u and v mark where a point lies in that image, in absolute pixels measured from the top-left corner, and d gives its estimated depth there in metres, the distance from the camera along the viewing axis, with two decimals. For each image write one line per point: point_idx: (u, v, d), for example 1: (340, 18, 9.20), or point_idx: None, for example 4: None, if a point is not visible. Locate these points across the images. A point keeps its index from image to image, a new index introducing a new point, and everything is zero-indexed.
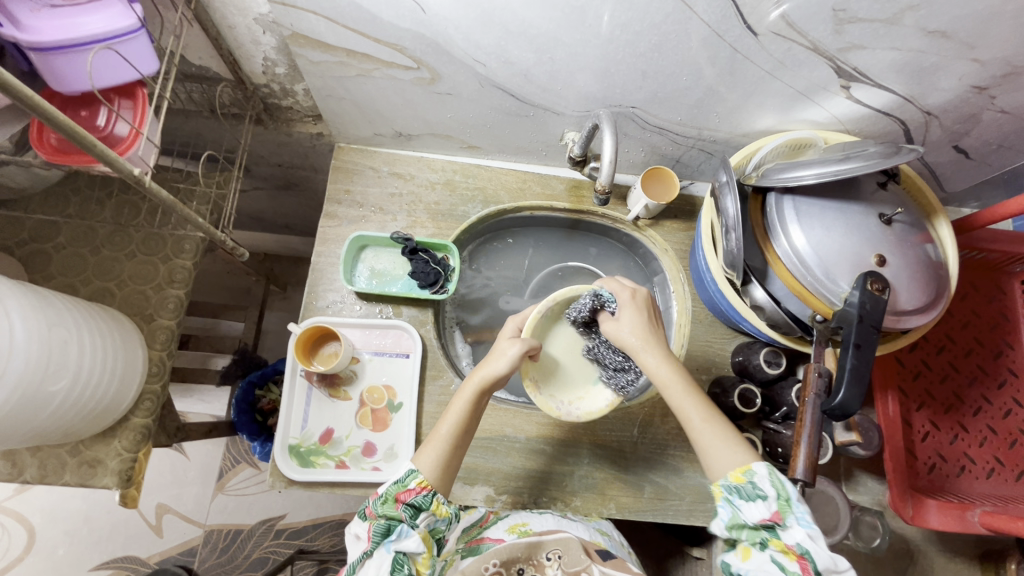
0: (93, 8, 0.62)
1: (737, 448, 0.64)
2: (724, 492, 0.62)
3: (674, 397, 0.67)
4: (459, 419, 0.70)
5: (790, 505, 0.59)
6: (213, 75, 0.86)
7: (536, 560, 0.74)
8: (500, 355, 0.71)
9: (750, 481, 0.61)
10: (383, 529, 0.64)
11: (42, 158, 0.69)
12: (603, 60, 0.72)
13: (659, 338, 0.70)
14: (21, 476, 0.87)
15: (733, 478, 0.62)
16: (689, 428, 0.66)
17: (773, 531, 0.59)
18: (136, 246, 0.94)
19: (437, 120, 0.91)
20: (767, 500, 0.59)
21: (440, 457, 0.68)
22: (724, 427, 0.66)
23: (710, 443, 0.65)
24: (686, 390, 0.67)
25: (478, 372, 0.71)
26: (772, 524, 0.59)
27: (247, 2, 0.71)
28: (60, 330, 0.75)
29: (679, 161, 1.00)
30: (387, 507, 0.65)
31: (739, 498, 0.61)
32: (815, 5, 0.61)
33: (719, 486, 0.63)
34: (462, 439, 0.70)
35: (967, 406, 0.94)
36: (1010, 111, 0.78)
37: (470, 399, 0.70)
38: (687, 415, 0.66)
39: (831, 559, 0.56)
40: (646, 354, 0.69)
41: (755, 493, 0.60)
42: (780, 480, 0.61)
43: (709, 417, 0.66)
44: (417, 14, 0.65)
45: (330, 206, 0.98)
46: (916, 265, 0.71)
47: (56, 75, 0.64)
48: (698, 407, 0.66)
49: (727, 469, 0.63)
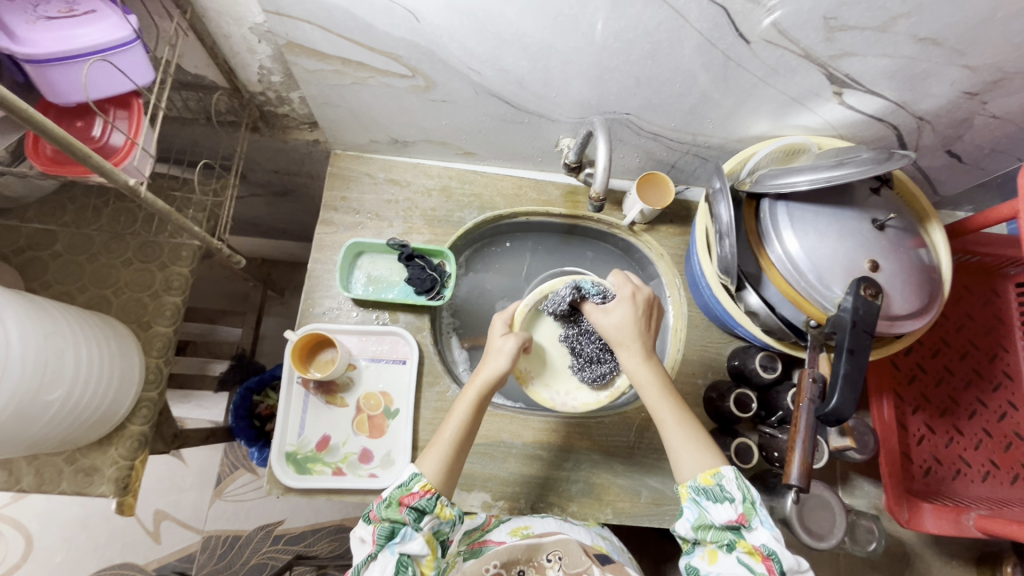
0: (88, 20, 0.62)
1: (706, 453, 0.66)
2: (691, 493, 0.64)
3: (650, 397, 0.70)
4: (461, 422, 0.71)
5: (756, 508, 0.62)
6: (209, 83, 0.87)
7: (537, 563, 0.70)
8: (500, 351, 0.74)
9: (718, 483, 0.63)
10: (388, 532, 0.63)
11: (38, 168, 0.69)
12: (597, 68, 0.72)
13: (645, 340, 0.73)
14: (18, 485, 0.87)
15: (702, 479, 0.64)
16: (661, 428, 0.69)
17: (739, 533, 0.62)
18: (133, 254, 0.94)
19: (432, 127, 0.91)
20: (734, 503, 0.62)
21: (444, 461, 0.69)
22: (695, 431, 0.68)
23: (679, 444, 0.67)
24: (662, 392, 0.70)
25: (480, 374, 0.73)
26: (738, 525, 0.62)
27: (242, 12, 0.71)
28: (56, 339, 0.75)
29: (674, 167, 1.00)
30: (391, 510, 0.64)
31: (707, 500, 0.63)
32: (806, 13, 0.61)
33: (687, 486, 0.65)
34: (465, 442, 0.71)
35: (963, 409, 0.94)
36: (1002, 116, 0.79)
37: (469, 406, 0.72)
38: (661, 415, 0.69)
39: (794, 559, 0.59)
40: (630, 353, 0.72)
41: (723, 495, 0.62)
42: (745, 484, 0.64)
43: (683, 420, 0.69)
44: (411, 23, 0.65)
45: (326, 212, 0.98)
46: (910, 269, 0.71)
47: (51, 86, 0.64)
48: (673, 409, 0.69)
49: (696, 470, 0.65)
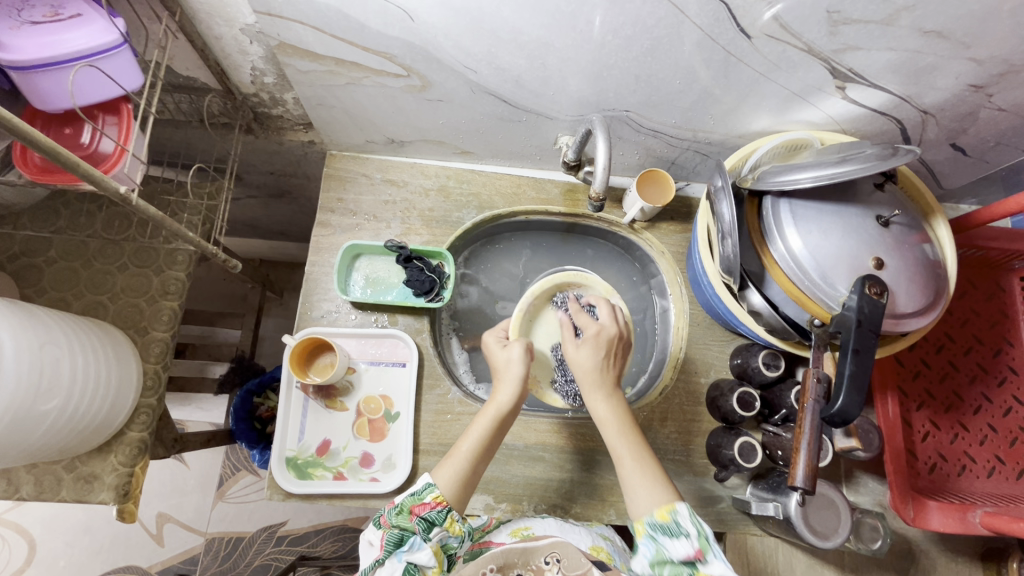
0: (73, 24, 0.61)
1: (660, 490, 0.67)
2: (648, 530, 0.64)
3: (608, 434, 0.73)
4: (480, 437, 0.71)
5: (710, 542, 0.61)
6: (201, 85, 0.85)
7: (534, 566, 0.69)
8: (510, 359, 0.76)
9: (674, 519, 0.63)
10: (397, 539, 0.63)
11: (27, 177, 0.68)
12: (595, 64, 0.71)
13: (608, 379, 0.76)
14: (16, 493, 0.86)
15: (658, 515, 0.64)
16: (620, 463, 0.71)
17: (694, 567, 0.61)
18: (128, 258, 0.93)
19: (428, 126, 0.89)
20: (690, 537, 0.61)
21: (459, 473, 0.69)
22: (651, 468, 0.70)
23: (634, 481, 0.69)
24: (619, 430, 0.73)
25: (497, 401, 0.73)
26: (694, 560, 0.61)
27: (233, 12, 0.69)
28: (50, 348, 0.75)
29: (675, 163, 0.99)
30: (401, 518, 0.65)
31: (664, 536, 0.63)
32: (808, 6, 0.60)
33: (642, 524, 0.65)
34: (482, 458, 0.72)
35: (968, 405, 0.94)
36: (1008, 108, 0.77)
37: (491, 422, 0.72)
38: (618, 452, 0.71)
39: None
40: (592, 391, 0.75)
41: (679, 530, 0.62)
42: (701, 520, 0.64)
43: (640, 457, 0.71)
44: (405, 22, 0.64)
45: (323, 214, 0.97)
46: (915, 267, 0.70)
47: (37, 91, 0.63)
48: (631, 447, 0.72)
49: (650, 506, 0.65)
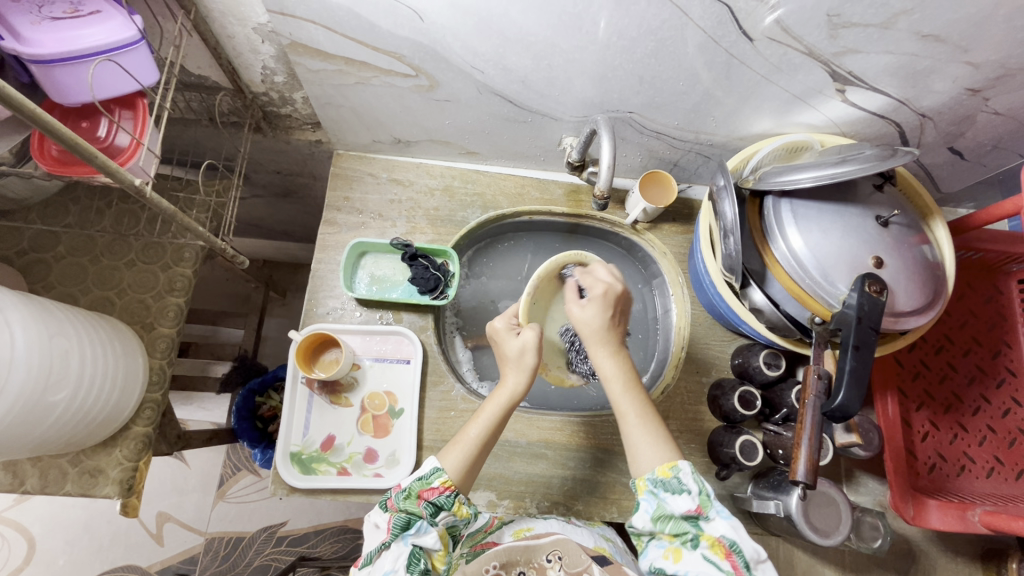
0: (93, 20, 0.63)
1: (663, 448, 0.70)
2: (650, 485, 0.68)
3: (614, 392, 0.74)
4: (487, 425, 0.72)
5: (711, 499, 0.65)
6: (213, 84, 0.87)
7: (537, 564, 0.69)
8: (523, 342, 0.75)
9: (676, 476, 0.66)
10: (404, 521, 0.64)
11: (43, 169, 0.69)
12: (600, 66, 0.73)
13: (614, 336, 0.75)
14: (22, 486, 0.86)
15: (661, 472, 0.67)
16: (623, 420, 0.73)
17: (699, 525, 0.65)
18: (136, 254, 0.94)
19: (435, 126, 0.91)
20: (691, 494, 0.65)
21: (465, 459, 0.70)
22: (654, 426, 0.71)
23: (639, 439, 0.71)
24: (626, 387, 0.74)
25: (507, 389, 0.75)
26: (696, 515, 0.65)
27: (246, 12, 0.71)
28: (60, 340, 0.75)
29: (677, 165, 1.00)
30: (409, 502, 0.66)
31: (664, 491, 0.66)
32: (809, 10, 0.62)
33: (644, 480, 0.68)
34: (488, 443, 0.73)
35: (967, 405, 0.94)
36: (1005, 112, 0.79)
37: (499, 408, 0.73)
38: (623, 408, 0.72)
39: (754, 551, 0.62)
40: (599, 349, 0.75)
41: (680, 487, 0.65)
42: (702, 478, 0.67)
43: (644, 415, 0.72)
44: (415, 23, 0.65)
45: (330, 212, 0.98)
46: (913, 266, 0.71)
47: (57, 87, 0.65)
48: (636, 405, 0.72)
49: (653, 464, 0.68)
